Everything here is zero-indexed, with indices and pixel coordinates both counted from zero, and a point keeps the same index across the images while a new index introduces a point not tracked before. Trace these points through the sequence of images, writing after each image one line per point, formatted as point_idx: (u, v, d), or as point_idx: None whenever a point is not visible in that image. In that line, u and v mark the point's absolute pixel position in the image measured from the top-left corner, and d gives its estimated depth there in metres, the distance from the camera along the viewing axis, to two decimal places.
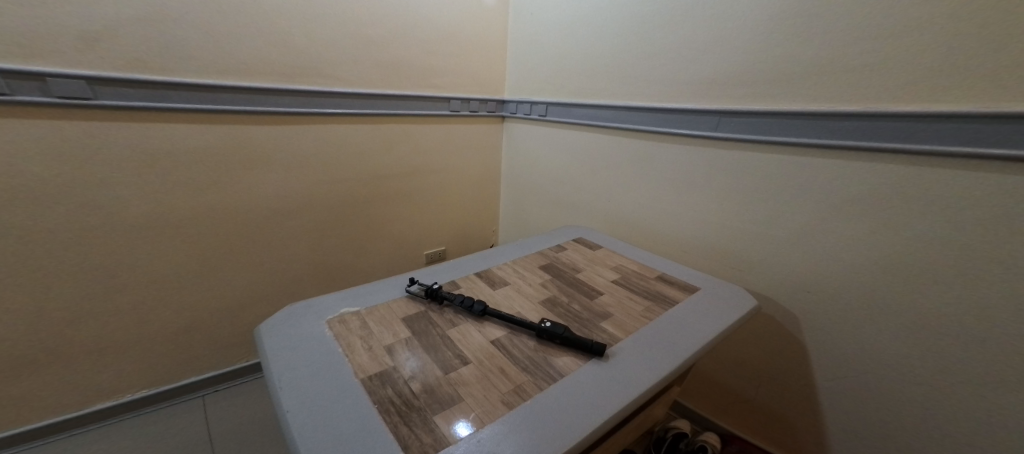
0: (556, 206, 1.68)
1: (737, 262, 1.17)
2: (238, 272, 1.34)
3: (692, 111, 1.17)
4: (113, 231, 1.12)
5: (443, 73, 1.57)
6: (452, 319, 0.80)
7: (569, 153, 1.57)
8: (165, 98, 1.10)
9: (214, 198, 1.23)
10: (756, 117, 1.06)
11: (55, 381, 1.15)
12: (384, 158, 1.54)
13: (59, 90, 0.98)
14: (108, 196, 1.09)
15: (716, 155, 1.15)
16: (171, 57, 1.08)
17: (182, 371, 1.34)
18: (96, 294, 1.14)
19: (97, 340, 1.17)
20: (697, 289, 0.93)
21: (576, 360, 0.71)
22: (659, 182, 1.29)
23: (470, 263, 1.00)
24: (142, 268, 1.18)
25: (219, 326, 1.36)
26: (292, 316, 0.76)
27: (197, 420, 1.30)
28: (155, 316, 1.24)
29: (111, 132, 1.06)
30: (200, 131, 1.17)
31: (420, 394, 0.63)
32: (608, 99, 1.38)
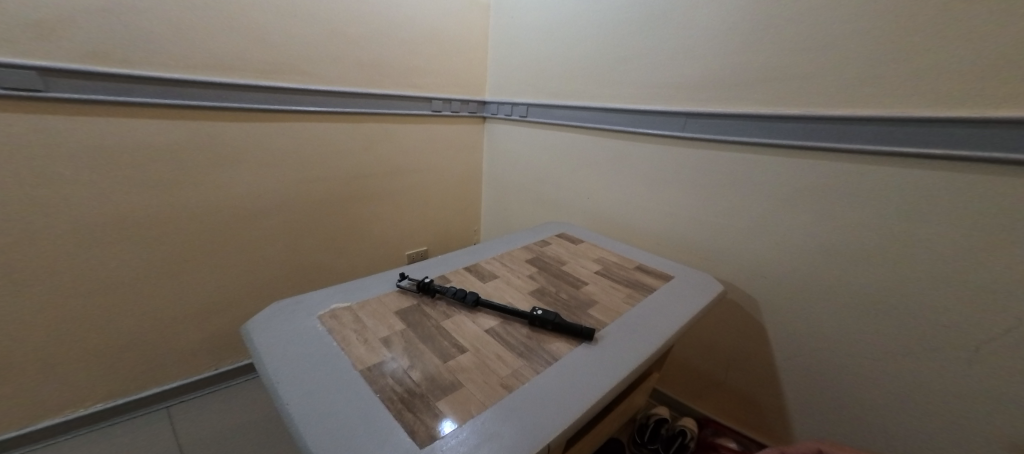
0: (538, 205, 1.69)
1: (708, 256, 1.20)
2: (206, 274, 1.29)
3: (665, 112, 1.20)
4: (67, 232, 1.05)
5: (425, 73, 1.56)
6: (445, 311, 0.77)
7: (550, 153, 1.58)
8: (125, 91, 1.05)
9: (181, 197, 1.18)
10: (723, 119, 1.10)
11: (7, 393, 1.08)
12: (364, 156, 1.52)
13: (7, 81, 0.92)
14: (65, 194, 1.03)
15: (689, 156, 1.18)
16: (134, 50, 1.04)
17: (147, 380, 1.28)
18: (51, 299, 1.07)
19: (50, 350, 1.10)
20: (672, 277, 0.96)
21: (567, 345, 0.70)
22: (637, 181, 1.32)
23: (458, 258, 0.99)
24: (103, 270, 1.12)
25: (186, 330, 1.31)
26: (281, 313, 0.74)
27: (163, 431, 1.24)
28: (118, 321, 1.18)
29: (68, 127, 1.00)
30: (166, 127, 1.12)
31: (421, 381, 0.61)
32: (586, 101, 1.40)
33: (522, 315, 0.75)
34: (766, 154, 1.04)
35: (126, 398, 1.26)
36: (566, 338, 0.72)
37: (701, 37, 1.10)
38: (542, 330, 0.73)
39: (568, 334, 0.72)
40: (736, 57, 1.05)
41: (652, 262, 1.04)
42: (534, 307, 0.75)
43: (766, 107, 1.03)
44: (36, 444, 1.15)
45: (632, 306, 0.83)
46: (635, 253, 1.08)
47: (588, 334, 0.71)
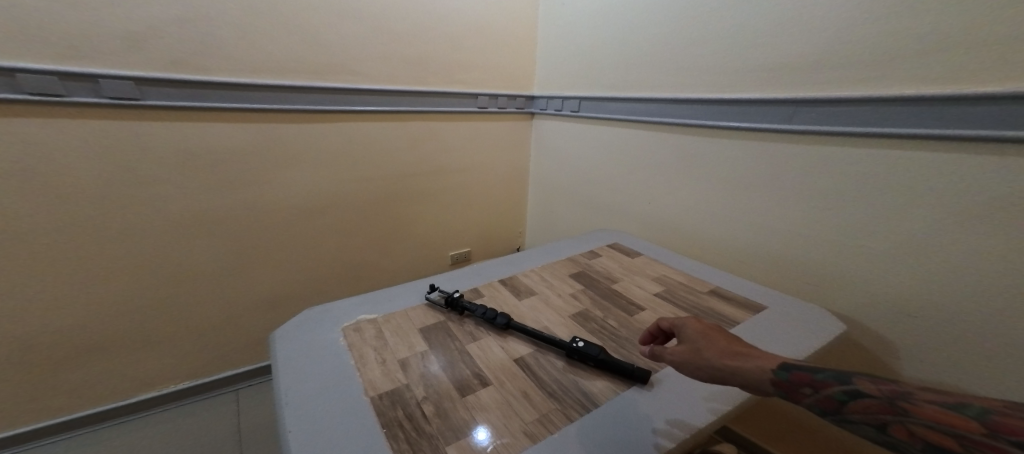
0: (589, 208, 1.55)
1: (794, 275, 0.99)
2: (266, 271, 1.32)
3: (741, 101, 1.01)
4: (148, 226, 1.11)
5: (468, 68, 1.50)
6: (472, 332, 0.69)
7: (604, 151, 1.43)
8: (204, 98, 1.10)
9: (248, 196, 1.23)
10: (813, 105, 0.89)
11: (99, 374, 1.15)
12: (407, 156, 1.48)
13: (110, 91, 0.99)
14: (154, 193, 1.10)
15: (771, 152, 0.98)
16: (209, 56, 1.08)
17: (218, 366, 1.33)
18: (142, 289, 1.15)
19: (132, 334, 1.17)
20: (766, 309, 0.78)
21: (612, 387, 0.58)
22: (704, 182, 1.13)
23: (493, 269, 0.91)
24: (184, 263, 1.18)
25: (252, 321, 1.35)
26: (309, 322, 0.71)
27: (225, 415, 1.27)
28: (196, 311, 1.24)
29: (156, 131, 1.06)
30: (233, 130, 1.16)
31: (433, 417, 0.52)
32: (648, 92, 1.24)
33: (559, 345, 0.64)
34: (874, 146, 0.82)
35: (195, 381, 1.30)
36: (610, 378, 0.60)
37: (788, 6, 0.91)
38: (583, 366, 0.62)
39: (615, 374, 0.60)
40: (836, 31, 0.84)
41: (734, 286, 0.86)
42: (574, 337, 0.64)
43: (883, 89, 0.80)
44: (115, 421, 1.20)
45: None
46: (709, 273, 0.92)
47: (639, 376, 0.59)
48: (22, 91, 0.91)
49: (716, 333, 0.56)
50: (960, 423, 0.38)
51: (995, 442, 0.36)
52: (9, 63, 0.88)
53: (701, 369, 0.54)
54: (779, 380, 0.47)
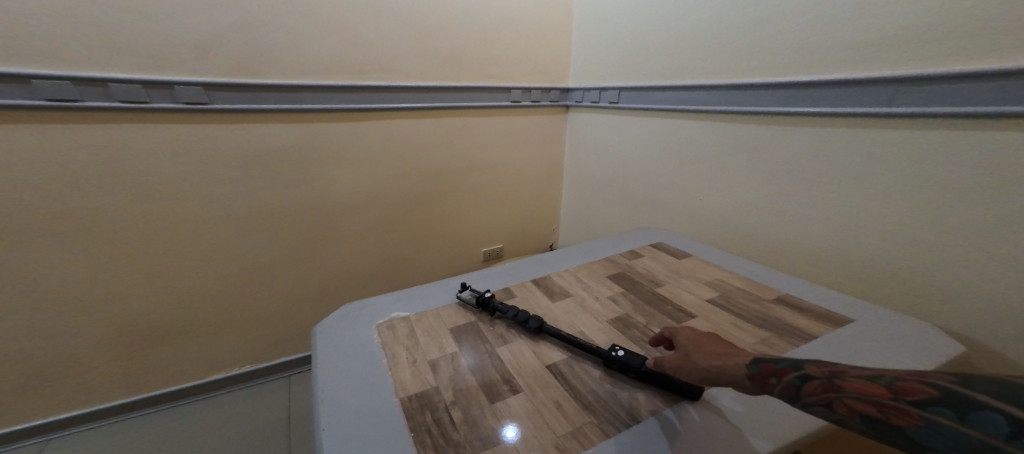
0: (629, 204, 1.47)
1: (861, 279, 0.87)
2: (314, 265, 1.37)
3: (802, 84, 0.90)
4: (212, 220, 1.17)
5: (502, 62, 1.47)
6: (503, 335, 0.66)
7: (645, 143, 1.35)
8: (260, 100, 1.15)
9: (298, 193, 1.27)
10: (889, 85, 0.78)
11: (167, 359, 1.22)
12: (440, 152, 1.48)
13: (185, 97, 1.06)
14: (218, 190, 1.16)
15: (839, 141, 0.86)
16: (265, 60, 1.12)
17: (271, 354, 1.38)
18: (208, 281, 1.22)
19: (197, 322, 1.23)
20: (853, 322, 0.68)
21: (654, 402, 0.53)
22: (758, 176, 1.03)
23: (525, 268, 0.88)
24: (244, 257, 1.25)
25: (302, 312, 1.40)
26: (347, 317, 0.71)
27: (278, 399, 1.32)
28: (254, 302, 1.30)
29: (220, 133, 1.12)
30: (283, 130, 1.20)
31: (460, 424, 0.50)
32: (694, 80, 1.15)
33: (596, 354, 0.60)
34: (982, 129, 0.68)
35: (254, 366, 1.36)
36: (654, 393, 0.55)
37: None
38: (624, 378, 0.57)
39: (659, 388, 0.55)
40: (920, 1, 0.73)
41: (805, 294, 0.77)
42: (614, 346, 0.59)
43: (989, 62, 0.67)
44: (179, 402, 1.27)
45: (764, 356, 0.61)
46: (773, 279, 0.83)
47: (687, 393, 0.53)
48: (113, 99, 0.99)
49: (705, 335, 0.53)
50: (877, 391, 0.36)
51: (908, 407, 0.33)
52: (102, 75, 0.96)
53: (692, 372, 0.50)
54: (751, 375, 0.44)
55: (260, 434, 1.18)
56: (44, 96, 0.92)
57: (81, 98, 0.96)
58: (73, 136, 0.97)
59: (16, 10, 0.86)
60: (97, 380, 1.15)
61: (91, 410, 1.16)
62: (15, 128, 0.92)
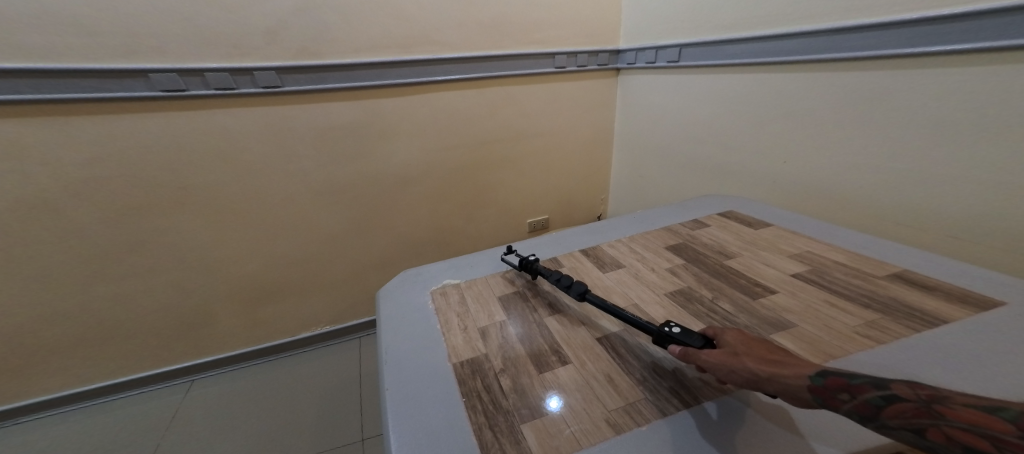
0: (692, 171, 1.37)
1: (998, 242, 0.74)
2: (378, 236, 1.44)
3: (923, 20, 0.75)
4: (289, 195, 1.26)
5: (548, 26, 1.40)
6: (552, 305, 0.65)
7: (710, 103, 1.23)
8: (322, 80, 1.20)
9: (360, 168, 1.33)
10: None
11: (259, 320, 1.36)
12: (489, 123, 1.47)
13: (262, 81, 1.13)
14: (294, 168, 1.24)
15: (983, 84, 0.71)
16: (326, 41, 1.16)
17: (346, 316, 1.49)
18: (289, 250, 1.32)
19: (285, 287, 1.36)
20: (1000, 304, 0.58)
21: (721, 384, 0.49)
22: (858, 131, 0.88)
23: (576, 238, 0.85)
24: (317, 229, 1.34)
25: (370, 279, 1.49)
26: (403, 283, 0.74)
27: (359, 356, 1.43)
28: (327, 269, 1.41)
29: (292, 114, 1.19)
30: (344, 107, 1.25)
31: (510, 393, 0.50)
32: (774, 28, 1.01)
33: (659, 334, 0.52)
34: None
35: (334, 326, 1.48)
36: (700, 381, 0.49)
37: None
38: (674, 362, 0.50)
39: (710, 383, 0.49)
40: None
41: (924, 269, 0.67)
42: (670, 323, 0.53)
43: None
44: (269, 357, 1.41)
45: (871, 341, 0.53)
46: (882, 250, 0.73)
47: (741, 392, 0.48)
48: (210, 87, 1.08)
49: (753, 340, 0.48)
50: (993, 424, 0.32)
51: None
52: (200, 65, 1.06)
53: (734, 373, 0.45)
54: (815, 387, 0.40)
55: (343, 387, 1.29)
56: (159, 88, 1.04)
57: (186, 88, 1.06)
58: (182, 123, 1.09)
59: (124, 10, 0.96)
60: (215, 335, 1.32)
61: (212, 358, 1.33)
62: (138, 117, 1.04)
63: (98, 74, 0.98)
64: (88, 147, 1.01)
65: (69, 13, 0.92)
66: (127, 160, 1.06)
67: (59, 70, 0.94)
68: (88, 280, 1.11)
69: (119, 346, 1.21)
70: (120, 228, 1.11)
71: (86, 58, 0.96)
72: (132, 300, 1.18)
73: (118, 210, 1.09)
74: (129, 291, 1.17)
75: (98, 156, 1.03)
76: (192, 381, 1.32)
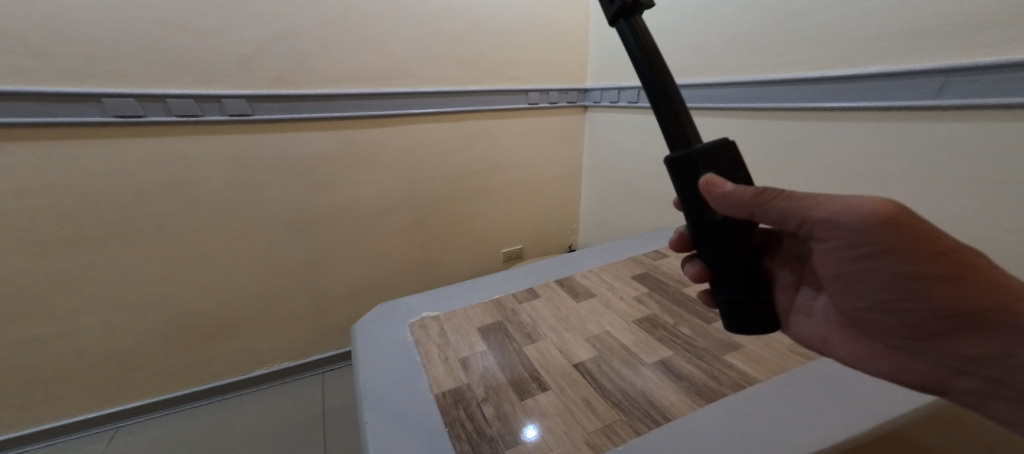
0: (651, 204, 1.46)
1: None
2: (348, 266, 1.43)
3: (826, 78, 0.87)
4: (253, 223, 1.24)
5: (520, 64, 1.49)
6: (530, 334, 0.69)
7: (666, 142, 1.34)
8: (296, 109, 1.20)
9: (331, 198, 1.33)
10: (932, 76, 0.72)
11: (212, 356, 1.30)
12: (464, 156, 1.51)
13: (230, 109, 1.12)
14: (262, 196, 1.23)
15: (876, 138, 0.80)
16: (301, 72, 1.18)
17: (307, 351, 1.45)
18: (252, 280, 1.29)
19: (244, 319, 1.31)
20: None
21: (687, 400, 0.54)
22: (781, 173, 1.00)
23: (550, 268, 0.90)
24: (283, 259, 1.31)
25: (336, 312, 1.46)
26: (381, 316, 0.75)
27: (317, 393, 1.38)
28: (291, 300, 1.37)
29: (260, 142, 1.18)
30: (317, 139, 1.26)
31: (493, 420, 0.52)
32: (714, 77, 1.13)
33: (724, 160, 0.41)
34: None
35: (293, 361, 1.43)
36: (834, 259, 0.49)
37: None
38: (708, 216, 0.42)
39: (716, 264, 0.44)
40: None
41: None
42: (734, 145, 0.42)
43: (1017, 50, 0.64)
44: (220, 397, 1.34)
45: (805, 358, 0.61)
46: None
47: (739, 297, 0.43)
48: (172, 114, 1.06)
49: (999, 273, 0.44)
50: None
51: None
52: (163, 91, 1.04)
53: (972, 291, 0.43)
54: None
55: (300, 426, 1.24)
56: (114, 113, 1.00)
57: (144, 114, 1.04)
58: (139, 150, 1.05)
59: (86, 36, 0.94)
60: (161, 372, 1.24)
61: (153, 400, 1.25)
62: (91, 143, 1.00)
63: (47, 97, 0.94)
64: (33, 174, 0.97)
65: (23, 36, 0.89)
66: (74, 187, 1.01)
67: (4, 93, 0.90)
68: (21, 313, 1.04)
69: (50, 385, 1.12)
70: (62, 258, 1.04)
71: (37, 80, 0.92)
72: (71, 335, 1.10)
73: (62, 240, 1.03)
74: (67, 325, 1.09)
75: (42, 183, 0.98)
76: (120, 427, 1.22)
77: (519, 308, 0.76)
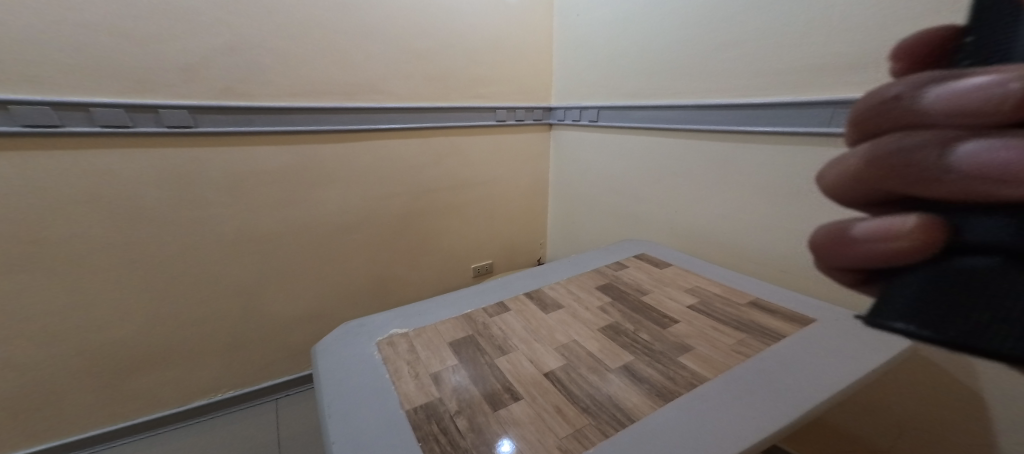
0: (614, 218, 1.53)
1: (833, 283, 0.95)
2: (308, 284, 1.38)
3: (755, 105, 1.01)
4: (196, 241, 1.17)
5: (488, 82, 1.53)
6: (501, 346, 0.70)
7: (626, 160, 1.42)
8: (248, 122, 1.16)
9: (288, 214, 1.28)
10: (827, 107, 0.89)
11: (147, 386, 1.21)
12: (433, 172, 1.52)
13: (168, 120, 1.06)
14: (205, 212, 1.16)
15: (790, 159, 0.97)
16: (255, 83, 1.14)
17: (259, 377, 1.37)
18: (195, 302, 1.21)
19: (184, 346, 1.23)
20: (815, 322, 0.75)
21: (648, 401, 0.58)
22: (725, 189, 1.12)
23: (519, 281, 0.93)
24: (231, 277, 1.24)
25: (292, 333, 1.40)
26: (345, 335, 0.74)
27: (266, 422, 1.31)
28: (241, 322, 1.30)
29: (206, 156, 1.13)
30: (274, 153, 1.22)
31: (467, 432, 0.53)
32: (667, 99, 1.23)
33: None
34: None
35: (242, 389, 1.35)
36: None
37: (810, 10, 0.89)
38: None
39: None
40: (868, 31, 0.82)
41: (778, 299, 0.84)
42: None
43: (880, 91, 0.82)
44: (158, 430, 1.25)
45: (745, 356, 0.66)
46: (748, 284, 0.90)
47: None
48: (95, 124, 0.99)
49: None
50: None
51: None
52: (86, 99, 0.96)
53: None
54: None
55: None
56: (24, 122, 0.92)
57: (62, 123, 0.95)
58: (54, 164, 0.97)
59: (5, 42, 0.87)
60: (85, 405, 1.14)
61: (75, 438, 1.14)
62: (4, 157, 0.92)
63: None
64: None
65: None
66: None
67: None
68: None
69: None
70: None
71: None
72: None
73: None
74: None
75: None
76: None
77: (490, 321, 0.77)
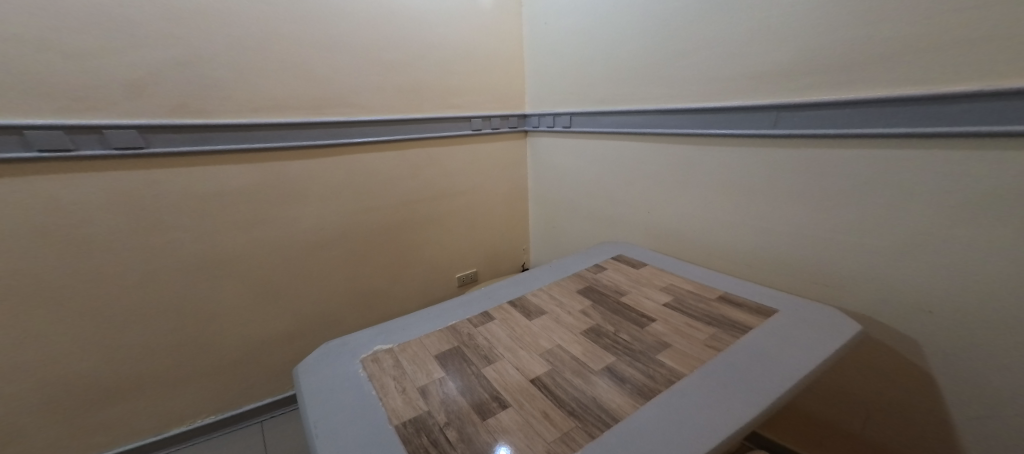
0: (592, 221, 1.56)
1: (795, 275, 1.00)
2: (286, 303, 1.35)
3: (708, 109, 1.07)
4: (157, 265, 1.13)
5: (460, 93, 1.54)
6: (488, 355, 0.71)
7: (600, 164, 1.45)
8: (207, 140, 1.13)
9: (258, 233, 1.26)
10: (770, 111, 0.96)
11: (115, 420, 1.15)
12: (410, 184, 1.52)
13: (115, 141, 1.02)
14: (163, 233, 1.12)
15: (748, 158, 1.02)
16: (210, 100, 1.12)
17: (237, 402, 1.33)
18: (159, 328, 1.16)
19: (153, 374, 1.18)
20: (779, 313, 0.79)
21: (630, 401, 0.60)
22: (692, 189, 1.16)
23: (502, 290, 0.94)
24: (199, 301, 1.20)
25: (271, 354, 1.36)
26: (327, 355, 0.73)
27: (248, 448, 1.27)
28: (215, 346, 1.25)
29: (161, 177, 1.09)
30: (240, 171, 1.19)
31: (457, 444, 0.54)
32: (632, 105, 1.27)
33: None
34: (838, 146, 0.87)
35: (220, 415, 1.30)
36: None
37: (759, 17, 0.94)
38: None
39: None
40: (809, 38, 0.87)
41: (742, 292, 0.88)
42: None
43: (813, 95, 0.89)
44: None
45: (717, 351, 0.69)
46: (719, 280, 0.94)
47: None
48: (32, 148, 0.94)
49: None
50: None
51: None
52: (20, 122, 0.92)
53: None
54: None
55: None
56: None
57: None
58: None
59: None
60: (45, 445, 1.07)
61: None
62: None
63: None
64: None
65: None
66: None
67: None
68: None
69: None
70: None
71: None
72: None
73: None
74: None
75: None
76: None
77: (474, 332, 0.78)
